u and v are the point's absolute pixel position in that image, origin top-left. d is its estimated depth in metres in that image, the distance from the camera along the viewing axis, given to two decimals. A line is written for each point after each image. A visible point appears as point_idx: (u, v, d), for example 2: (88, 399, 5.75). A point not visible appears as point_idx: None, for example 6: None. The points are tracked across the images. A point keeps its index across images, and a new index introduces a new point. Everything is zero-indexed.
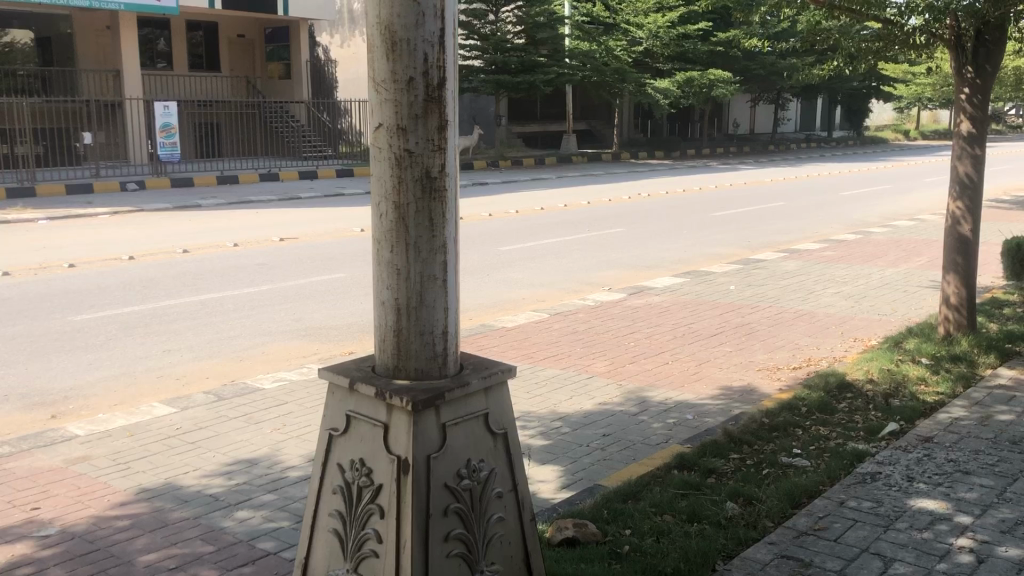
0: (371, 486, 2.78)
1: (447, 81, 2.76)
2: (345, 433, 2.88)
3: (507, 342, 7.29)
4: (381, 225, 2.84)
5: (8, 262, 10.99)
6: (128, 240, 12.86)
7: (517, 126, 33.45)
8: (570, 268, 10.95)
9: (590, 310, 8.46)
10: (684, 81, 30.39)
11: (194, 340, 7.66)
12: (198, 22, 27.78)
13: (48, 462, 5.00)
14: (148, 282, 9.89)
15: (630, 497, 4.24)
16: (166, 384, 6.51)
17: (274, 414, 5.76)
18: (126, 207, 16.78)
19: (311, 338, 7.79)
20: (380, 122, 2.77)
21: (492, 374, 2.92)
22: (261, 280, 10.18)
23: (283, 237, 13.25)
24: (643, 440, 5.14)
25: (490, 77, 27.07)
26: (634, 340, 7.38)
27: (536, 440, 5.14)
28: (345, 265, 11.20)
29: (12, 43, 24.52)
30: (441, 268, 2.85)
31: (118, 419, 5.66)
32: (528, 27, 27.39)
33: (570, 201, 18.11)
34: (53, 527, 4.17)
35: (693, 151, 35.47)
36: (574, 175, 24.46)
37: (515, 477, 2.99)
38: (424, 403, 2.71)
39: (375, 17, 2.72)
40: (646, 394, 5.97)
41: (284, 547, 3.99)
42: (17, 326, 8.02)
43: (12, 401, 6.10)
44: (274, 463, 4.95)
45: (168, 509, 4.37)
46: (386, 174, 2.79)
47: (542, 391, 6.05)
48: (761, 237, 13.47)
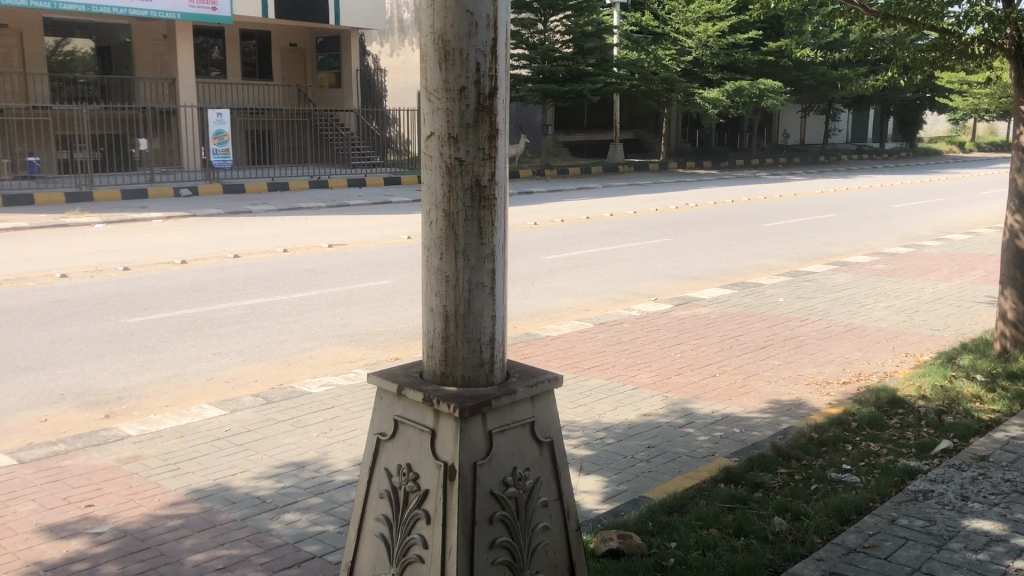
0: (417, 492, 2.80)
1: (499, 90, 2.78)
2: (392, 438, 2.91)
3: (552, 351, 7.29)
4: (430, 233, 2.86)
5: (64, 265, 11.26)
6: (180, 245, 13.12)
7: (563, 135, 33.48)
8: (615, 278, 10.90)
9: (635, 321, 8.41)
10: (732, 91, 29.89)
11: (244, 344, 7.77)
12: (251, 32, 28.27)
13: (101, 461, 5.11)
14: (199, 286, 10.08)
15: (675, 510, 4.20)
16: (216, 387, 6.60)
17: (321, 418, 5.82)
18: (179, 213, 17.11)
19: (358, 343, 7.86)
20: (431, 131, 2.80)
21: (538, 382, 2.93)
22: (309, 285, 10.30)
23: (332, 243, 13.41)
24: (689, 453, 5.09)
25: (538, 86, 27.08)
26: (680, 352, 7.32)
27: (581, 450, 5.12)
28: (390, 271, 11.29)
29: (74, 52, 25.21)
30: (489, 275, 2.86)
31: (168, 421, 5.76)
32: (576, 36, 27.50)
33: (616, 211, 18.06)
34: (106, 524, 4.27)
35: (741, 162, 35.19)
36: (621, 185, 24.32)
37: (560, 486, 2.99)
38: (470, 410, 2.72)
39: (429, 27, 2.75)
40: (692, 406, 5.92)
41: (329, 551, 4.03)
42: (72, 327, 8.21)
43: (67, 400, 6.25)
44: (320, 467, 5.00)
45: (216, 511, 4.43)
46: (436, 182, 2.81)
47: (587, 401, 6.03)
48: (810, 249, 13.29)
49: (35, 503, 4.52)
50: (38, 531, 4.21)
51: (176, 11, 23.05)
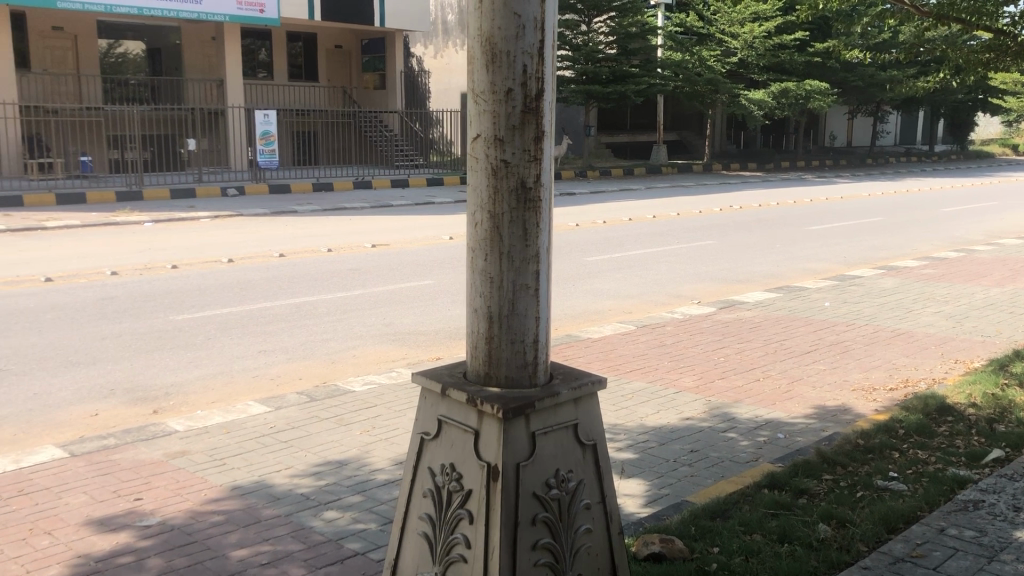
0: (460, 491, 2.81)
1: (545, 93, 2.79)
2: (436, 438, 2.93)
3: (594, 354, 7.27)
4: (475, 234, 2.87)
5: (115, 263, 11.49)
6: (228, 244, 13.31)
7: (606, 136, 33.40)
8: (659, 281, 10.85)
9: (678, 324, 8.36)
10: (778, 92, 29.54)
11: (289, 342, 7.87)
12: (297, 34, 28.62)
13: (149, 455, 5.20)
14: (245, 285, 10.22)
15: (718, 515, 4.17)
16: (261, 384, 6.69)
17: (363, 417, 5.87)
18: (227, 212, 17.36)
19: (400, 343, 7.92)
20: (478, 132, 2.81)
21: (582, 385, 2.93)
22: (353, 285, 10.39)
23: (376, 243, 13.51)
24: (731, 458, 5.05)
25: (581, 87, 27.01)
26: (724, 356, 7.26)
27: (624, 454, 5.10)
28: (433, 272, 11.34)
29: (126, 54, 25.59)
30: (533, 277, 2.87)
31: (214, 417, 5.85)
32: (620, 37, 27.37)
33: (658, 212, 17.97)
34: (153, 518, 4.36)
35: (787, 164, 34.78)
36: (664, 187, 24.17)
37: (603, 489, 2.99)
38: (514, 411, 2.73)
39: (476, 29, 2.77)
40: (735, 411, 5.87)
41: (371, 548, 4.06)
42: (121, 323, 8.37)
43: (117, 395, 6.38)
44: (362, 465, 5.05)
45: (260, 507, 4.49)
46: (482, 183, 2.83)
47: (629, 404, 6.01)
48: (857, 253, 13.09)
49: (86, 496, 4.63)
50: (87, 523, 4.31)
51: (224, 13, 23.41)
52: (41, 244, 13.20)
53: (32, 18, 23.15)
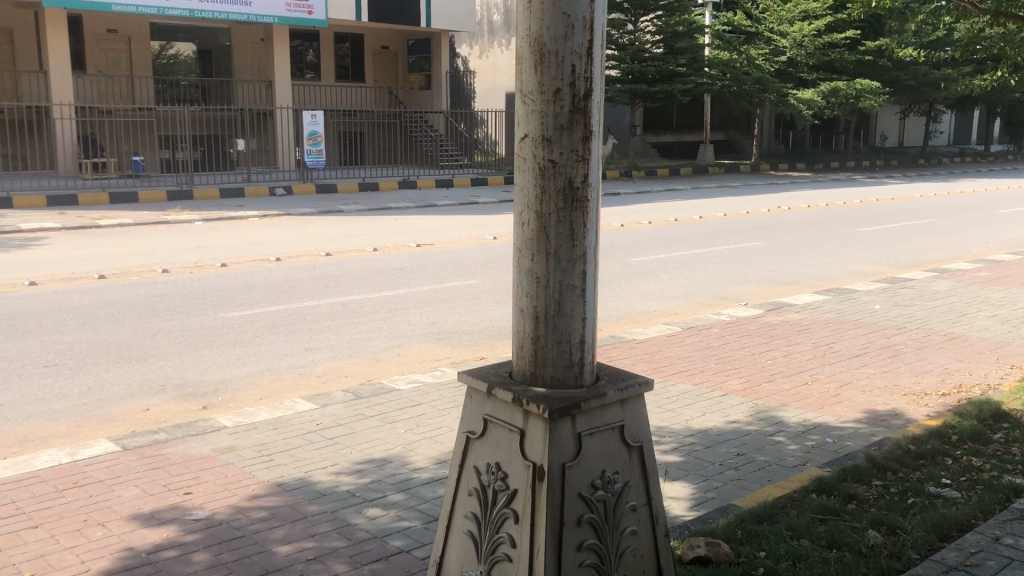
0: (506, 491, 2.82)
1: (593, 92, 2.77)
2: (481, 437, 2.94)
3: (639, 355, 7.23)
4: (522, 234, 2.88)
5: (167, 261, 11.70)
6: (276, 242, 13.48)
7: (652, 136, 33.24)
8: (705, 282, 10.76)
9: (725, 326, 8.28)
10: (828, 91, 29.13)
11: (335, 340, 7.95)
12: (344, 34, 28.90)
13: (199, 450, 5.29)
14: (293, 283, 10.35)
15: (765, 519, 4.12)
16: (308, 381, 6.77)
17: (408, 415, 5.91)
18: (275, 211, 17.60)
19: (444, 342, 7.95)
20: (526, 133, 2.81)
21: (629, 386, 2.91)
22: (398, 284, 10.47)
23: (421, 243, 13.60)
24: (778, 462, 4.99)
25: (627, 87, 26.89)
26: (771, 359, 7.18)
27: (669, 456, 5.07)
28: (477, 272, 11.37)
29: (177, 55, 26.06)
30: (580, 277, 2.86)
31: (262, 413, 5.93)
32: (667, 36, 27.19)
33: (703, 213, 17.83)
34: (202, 512, 4.43)
35: (836, 164, 34.26)
36: (711, 187, 23.96)
37: (649, 491, 2.98)
38: (560, 412, 2.72)
39: (525, 30, 2.77)
40: (782, 414, 5.80)
41: (415, 546, 4.08)
42: (172, 320, 8.52)
43: (168, 391, 6.50)
44: (405, 463, 5.08)
45: (306, 503, 4.55)
46: (529, 183, 2.83)
47: (674, 406, 5.96)
48: (909, 255, 12.85)
49: (137, 489, 4.72)
50: (137, 517, 4.40)
51: (274, 15, 23.74)
52: (96, 242, 13.49)
53: (88, 21, 23.73)
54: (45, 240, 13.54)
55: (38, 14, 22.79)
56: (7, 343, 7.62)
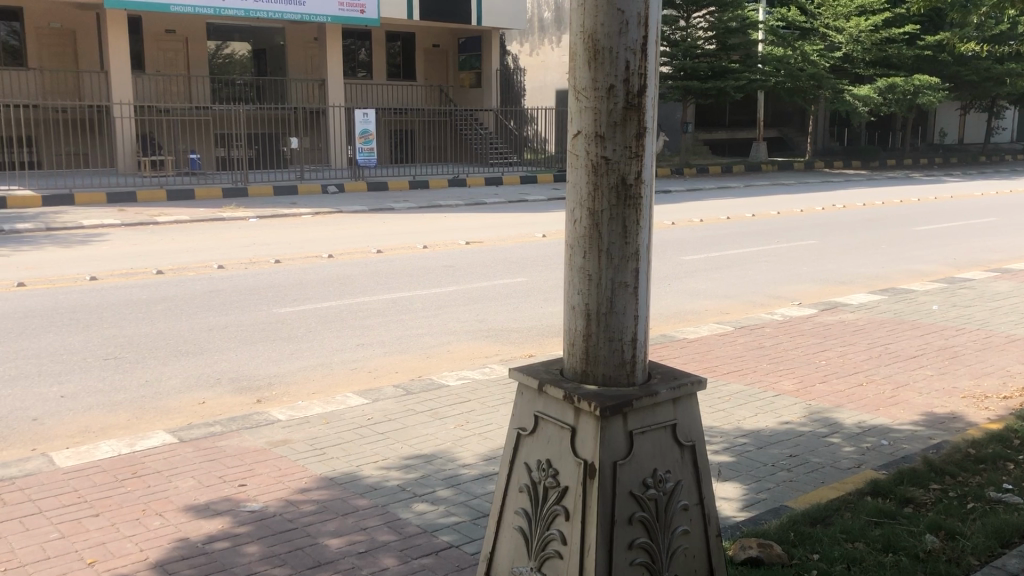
0: (557, 488, 2.82)
1: (648, 89, 2.76)
2: (532, 434, 2.95)
3: (690, 354, 7.17)
4: (574, 231, 2.88)
5: (222, 257, 11.91)
6: (328, 239, 13.64)
7: (704, 133, 32.93)
8: (757, 281, 10.62)
9: (778, 326, 8.17)
10: (885, 87, 28.56)
11: (385, 336, 8.02)
12: (396, 33, 29.13)
13: (253, 443, 5.38)
14: (344, 280, 10.46)
15: (819, 521, 4.06)
16: (359, 377, 6.84)
17: (457, 411, 5.94)
18: (327, 209, 17.80)
19: (493, 339, 7.97)
20: (579, 130, 2.81)
21: (682, 385, 2.89)
22: (447, 281, 10.52)
23: (471, 240, 13.65)
24: (833, 464, 4.91)
25: (679, 83, 26.71)
26: (825, 359, 7.06)
27: (720, 456, 5.02)
28: (527, 269, 11.37)
29: (232, 55, 26.54)
30: (632, 275, 2.85)
31: (315, 407, 6.01)
32: (720, 32, 26.87)
33: (756, 211, 17.62)
34: (256, 504, 4.52)
35: (893, 162, 33.58)
36: (764, 185, 23.66)
37: (701, 491, 2.96)
38: (612, 410, 2.72)
39: (579, 26, 2.77)
40: (836, 416, 5.70)
41: (464, 541, 4.11)
42: (227, 316, 8.67)
43: (224, 384, 6.62)
44: (454, 459, 5.10)
45: (356, 496, 4.60)
46: (582, 180, 2.83)
47: (725, 406, 5.90)
48: (969, 255, 12.54)
49: (193, 480, 4.82)
50: (192, 507, 4.49)
51: (327, 14, 24.03)
52: (153, 238, 13.78)
53: (147, 22, 24.25)
54: (105, 236, 13.87)
55: (100, 15, 23.37)
56: (69, 336, 7.83)
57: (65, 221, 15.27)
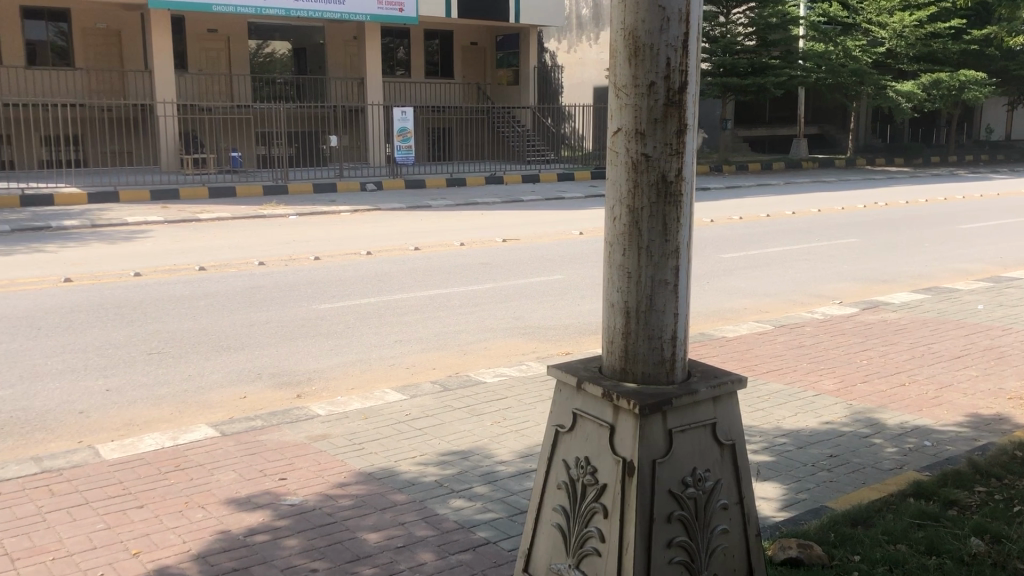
0: (595, 485, 2.82)
1: (689, 85, 2.75)
2: (571, 431, 2.95)
3: (729, 353, 7.12)
4: (614, 229, 2.87)
5: (263, 254, 12.05)
6: (367, 236, 13.74)
7: (744, 130, 32.65)
8: (797, 279, 10.51)
9: (818, 325, 8.08)
10: (929, 82, 28.09)
11: (423, 333, 8.07)
12: (434, 31, 29.25)
13: (293, 437, 5.45)
14: (383, 277, 10.54)
15: (860, 522, 4.02)
16: (397, 373, 6.89)
17: (494, 408, 5.95)
18: (365, 206, 17.93)
19: (530, 336, 7.98)
20: (619, 126, 2.80)
21: (721, 383, 2.88)
22: (484, 278, 10.55)
23: (508, 238, 13.67)
24: (874, 465, 4.85)
25: (718, 80, 26.48)
26: (867, 359, 6.97)
27: (760, 456, 4.98)
28: (564, 267, 11.36)
29: (273, 53, 26.93)
30: (673, 273, 2.83)
31: (353, 403, 6.07)
32: (761, 28, 26.57)
33: (798, 209, 17.42)
34: (296, 497, 4.57)
35: (938, 159, 33.00)
36: (804, 182, 23.38)
37: (741, 490, 2.94)
38: (650, 408, 2.71)
39: (620, 24, 2.76)
40: (878, 416, 5.62)
41: (501, 538, 4.12)
42: (268, 312, 8.78)
43: (265, 379, 6.71)
44: (490, 456, 5.12)
45: (394, 492, 4.63)
46: (622, 178, 2.82)
47: (764, 406, 5.85)
48: (1016, 253, 12.29)
49: (235, 473, 4.89)
50: (232, 500, 4.55)
51: (366, 13, 24.21)
52: (196, 235, 13.98)
53: (190, 22, 24.63)
54: (149, 233, 14.09)
55: (144, 15, 23.75)
56: (114, 330, 7.98)
57: (111, 218, 15.55)
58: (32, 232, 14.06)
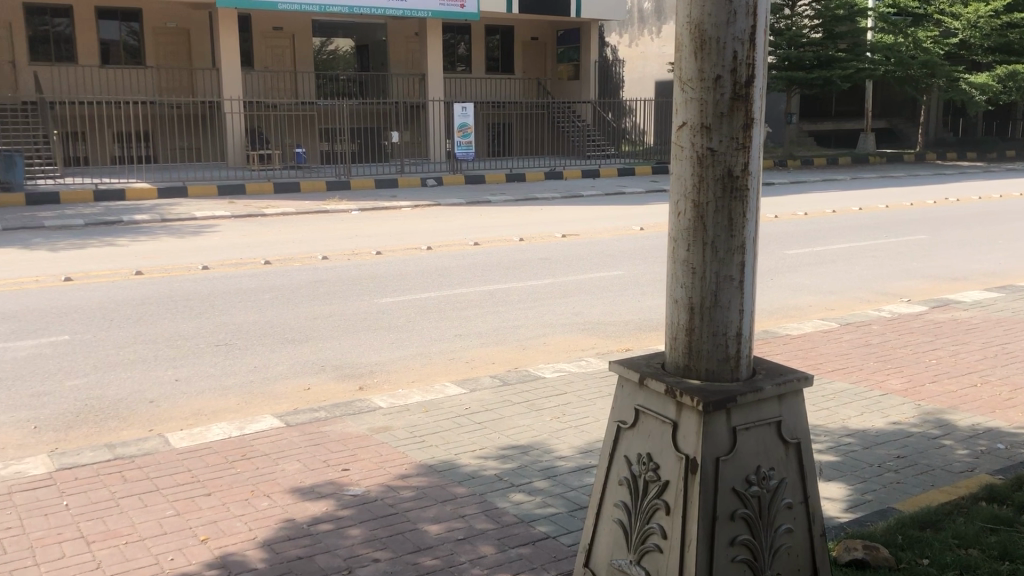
0: (657, 482, 2.80)
1: (756, 79, 2.71)
2: (632, 427, 2.93)
3: (793, 351, 7.00)
4: (678, 224, 2.85)
5: (325, 248, 12.24)
6: (427, 231, 13.86)
7: (808, 124, 32.13)
8: (862, 276, 10.30)
9: (885, 323, 7.90)
10: (1005, 74, 27.23)
11: (483, 327, 8.12)
12: (495, 27, 29.33)
13: (355, 429, 5.53)
14: (442, 271, 10.62)
15: (929, 525, 3.93)
16: (457, 367, 6.95)
17: (554, 403, 5.96)
18: (426, 201, 18.07)
19: (590, 332, 7.96)
20: (684, 121, 2.78)
21: (787, 381, 2.84)
22: (543, 273, 10.57)
23: (567, 233, 13.67)
24: (944, 467, 4.73)
25: (783, 74, 25.99)
26: (936, 358, 6.80)
27: (824, 456, 4.89)
28: (624, 262, 11.31)
29: (337, 50, 27.51)
30: (738, 269, 2.80)
31: (414, 396, 6.13)
32: (827, 21, 26.04)
33: (865, 204, 17.03)
34: (359, 488, 4.64)
35: (1012, 153, 31.97)
36: (872, 178, 22.84)
37: (806, 489, 2.90)
38: (714, 405, 2.69)
39: (687, 17, 2.74)
40: (948, 417, 5.48)
41: (561, 533, 4.13)
42: (330, 305, 8.91)
43: (328, 371, 6.82)
44: (550, 451, 5.13)
45: (454, 484, 4.67)
46: (687, 172, 2.80)
47: (829, 405, 5.75)
48: None
49: (299, 464, 4.98)
50: (297, 489, 4.64)
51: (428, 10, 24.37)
52: (261, 229, 14.25)
53: (256, 20, 25.10)
54: (216, 228, 14.40)
55: (212, 14, 24.28)
56: (183, 322, 8.18)
57: (180, 213, 15.94)
58: (104, 227, 14.47)
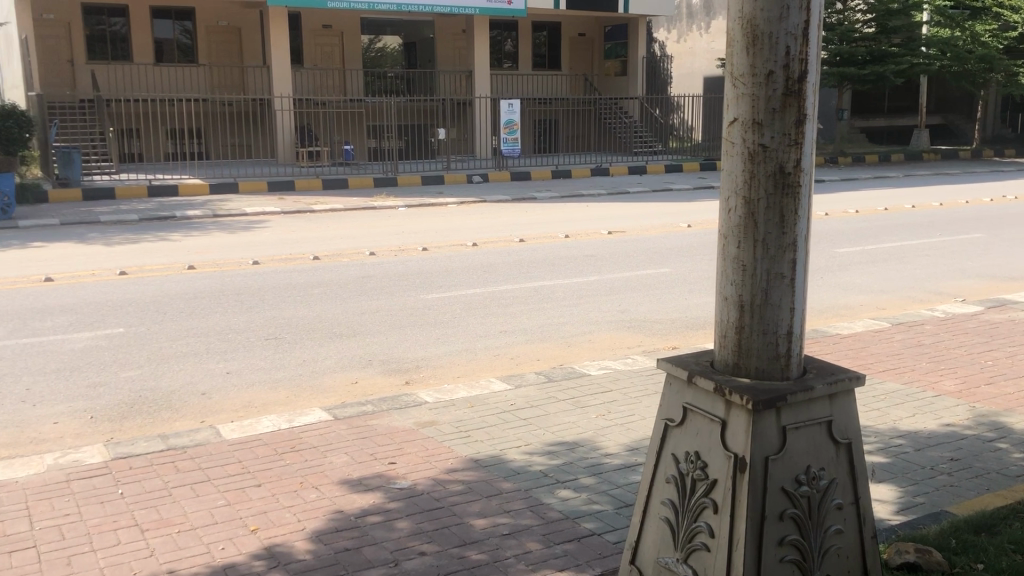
0: (705, 480, 2.79)
1: (809, 73, 2.68)
2: (680, 425, 2.92)
3: (843, 351, 6.91)
4: (728, 221, 2.83)
5: (373, 244, 12.35)
6: (474, 228, 13.93)
7: (859, 120, 31.67)
8: (914, 275, 10.11)
9: (938, 323, 7.75)
10: None
11: (528, 323, 8.14)
12: (543, 23, 29.32)
13: (402, 423, 5.58)
14: (488, 267, 10.66)
15: (983, 529, 3.85)
16: (502, 363, 6.97)
17: (599, 400, 5.95)
18: (473, 198, 18.14)
19: (636, 330, 7.93)
20: (735, 117, 2.75)
21: (838, 381, 2.80)
22: (589, 270, 10.55)
23: (614, 230, 13.63)
24: (999, 470, 4.63)
25: (835, 70, 25.59)
26: (991, 360, 6.65)
27: (875, 457, 4.82)
28: (672, 260, 11.25)
29: (385, 48, 27.40)
30: (789, 266, 2.78)
31: (460, 391, 6.17)
32: (880, 15, 25.51)
33: (919, 202, 16.72)
34: (405, 481, 4.68)
35: None
36: (926, 175, 22.39)
37: (857, 490, 2.86)
38: (764, 404, 2.66)
39: (738, 12, 2.72)
40: (1003, 420, 5.36)
41: (607, 530, 4.12)
42: (376, 300, 8.99)
43: (375, 366, 6.88)
44: (597, 448, 5.12)
45: (500, 479, 4.69)
46: (737, 169, 2.77)
47: (880, 405, 5.65)
48: None
49: (346, 456, 5.05)
50: (345, 481, 4.70)
51: (475, 6, 24.45)
52: (310, 225, 14.44)
53: (306, 18, 25.39)
54: (266, 223, 14.61)
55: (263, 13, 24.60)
56: (233, 316, 8.32)
57: (231, 209, 16.21)
58: (158, 222, 14.77)
